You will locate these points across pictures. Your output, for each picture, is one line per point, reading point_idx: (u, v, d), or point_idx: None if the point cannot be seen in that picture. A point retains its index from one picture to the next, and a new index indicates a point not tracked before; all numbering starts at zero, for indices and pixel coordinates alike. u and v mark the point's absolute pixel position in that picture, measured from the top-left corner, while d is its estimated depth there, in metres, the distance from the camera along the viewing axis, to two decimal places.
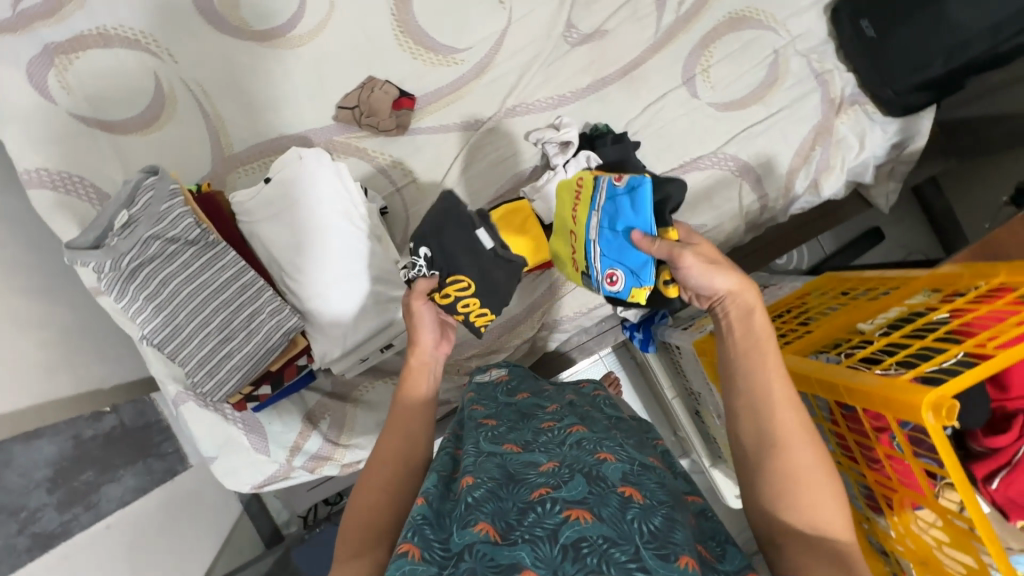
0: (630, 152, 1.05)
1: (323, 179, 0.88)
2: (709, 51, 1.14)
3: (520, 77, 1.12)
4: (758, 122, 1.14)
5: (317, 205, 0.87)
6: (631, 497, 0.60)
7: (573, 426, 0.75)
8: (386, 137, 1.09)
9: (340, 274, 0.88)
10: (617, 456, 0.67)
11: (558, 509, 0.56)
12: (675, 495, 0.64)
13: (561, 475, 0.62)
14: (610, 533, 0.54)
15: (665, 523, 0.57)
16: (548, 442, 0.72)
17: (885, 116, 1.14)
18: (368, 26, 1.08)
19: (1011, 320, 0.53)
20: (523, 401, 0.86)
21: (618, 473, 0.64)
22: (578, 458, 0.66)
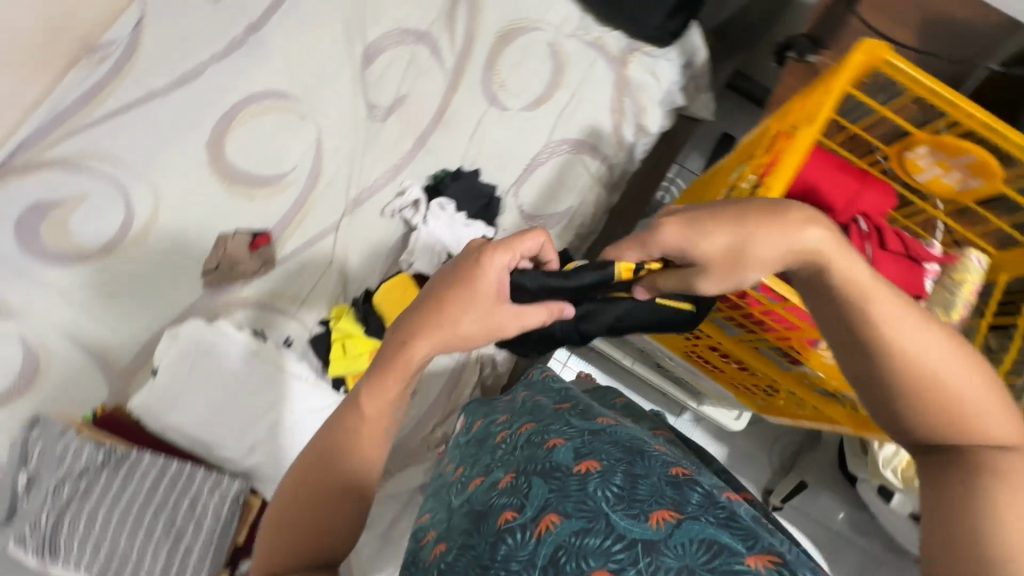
0: (473, 182, 1.15)
1: (205, 347, 0.88)
2: (496, 69, 1.25)
3: (351, 167, 1.18)
4: (567, 103, 1.25)
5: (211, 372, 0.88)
6: (590, 469, 0.73)
7: (523, 425, 0.89)
8: (257, 279, 1.12)
9: (262, 421, 0.88)
10: (565, 437, 0.81)
11: (527, 526, 0.66)
12: (632, 449, 0.78)
13: (520, 491, 0.72)
14: (579, 526, 0.64)
15: (628, 481, 0.71)
16: (505, 453, 0.84)
17: (662, 49, 1.27)
18: (199, 193, 1.14)
19: (792, 151, 0.64)
20: (477, 430, 0.98)
21: (569, 454, 0.76)
22: (532, 457, 0.78)
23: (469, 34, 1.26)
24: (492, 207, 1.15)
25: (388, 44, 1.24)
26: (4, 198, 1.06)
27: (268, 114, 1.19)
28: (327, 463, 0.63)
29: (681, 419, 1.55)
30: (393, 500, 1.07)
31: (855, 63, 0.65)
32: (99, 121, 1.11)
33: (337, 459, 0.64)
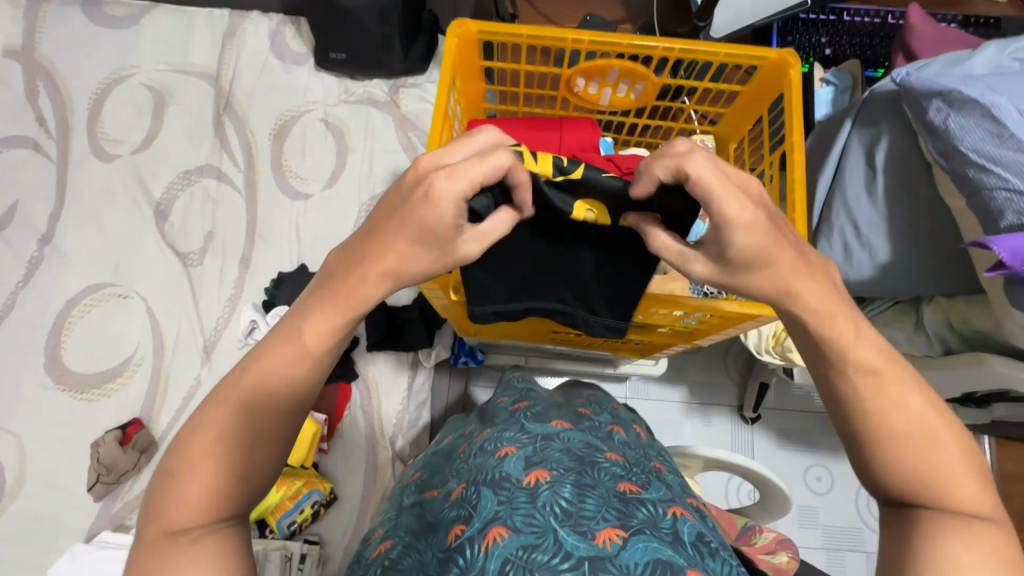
0: (301, 277, 1.15)
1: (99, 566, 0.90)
2: (285, 164, 1.27)
3: (190, 319, 1.18)
4: (363, 163, 1.27)
5: None
6: (540, 481, 0.60)
7: (483, 430, 0.76)
8: (145, 468, 1.10)
9: None
10: (519, 444, 0.67)
11: (475, 540, 0.56)
12: (585, 456, 0.65)
13: (470, 499, 0.61)
14: (529, 539, 0.54)
15: (576, 494, 0.59)
16: (461, 460, 0.72)
17: (422, 74, 1.31)
18: (56, 415, 1.12)
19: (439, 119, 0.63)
20: (443, 443, 0.86)
21: (519, 464, 0.63)
22: (481, 467, 0.65)
23: (246, 145, 1.28)
24: None
25: (176, 190, 1.25)
26: None
27: (89, 311, 1.17)
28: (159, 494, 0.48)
29: (630, 381, 1.53)
30: None
31: (460, 50, 0.66)
32: None
33: (178, 483, 0.48)
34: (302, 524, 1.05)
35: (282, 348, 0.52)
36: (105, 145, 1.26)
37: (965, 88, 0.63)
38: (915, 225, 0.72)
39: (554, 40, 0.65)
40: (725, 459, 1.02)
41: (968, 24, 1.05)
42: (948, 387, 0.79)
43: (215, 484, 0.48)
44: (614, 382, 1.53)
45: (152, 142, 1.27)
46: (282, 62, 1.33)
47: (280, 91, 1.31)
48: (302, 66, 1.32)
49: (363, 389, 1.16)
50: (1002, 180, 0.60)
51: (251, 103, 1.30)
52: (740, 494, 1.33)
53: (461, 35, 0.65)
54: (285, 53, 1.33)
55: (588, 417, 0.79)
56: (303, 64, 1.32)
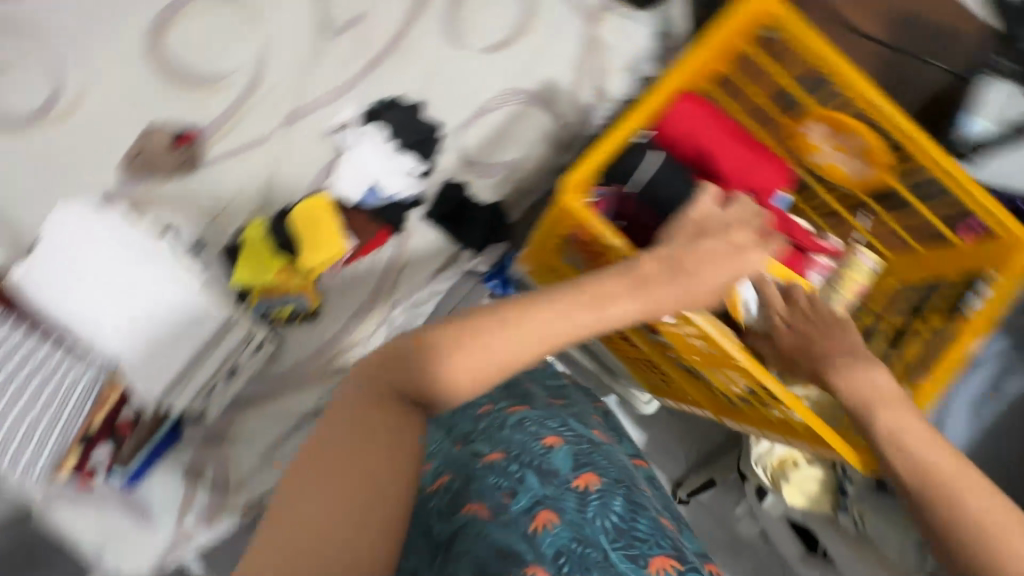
0: (412, 114, 1.11)
1: (106, 234, 0.92)
2: (463, 2, 1.16)
3: (296, 80, 1.13)
4: (532, 54, 1.18)
5: (108, 258, 0.92)
6: (587, 487, 0.68)
7: (512, 407, 0.78)
8: (177, 177, 1.09)
9: (157, 310, 0.93)
10: (561, 437, 0.74)
11: (523, 518, 0.64)
12: (625, 480, 0.71)
13: (509, 469, 0.69)
14: (576, 535, 0.62)
15: (627, 510, 0.66)
16: (489, 427, 0.76)
17: (640, 11, 1.20)
18: (125, 77, 1.06)
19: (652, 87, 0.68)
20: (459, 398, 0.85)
21: (567, 461, 0.70)
22: (525, 446, 0.72)
23: None
24: (429, 143, 1.11)
25: None
26: None
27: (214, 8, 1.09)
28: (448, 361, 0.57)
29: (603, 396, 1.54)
30: (281, 420, 1.08)
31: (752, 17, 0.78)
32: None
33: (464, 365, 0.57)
34: (277, 316, 1.06)
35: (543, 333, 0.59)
36: None
37: None
38: None
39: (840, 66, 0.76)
40: None
41: None
42: None
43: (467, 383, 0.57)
44: None
45: None
46: None
47: None
48: None
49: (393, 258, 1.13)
50: None
51: None
52: None
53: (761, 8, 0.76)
54: None
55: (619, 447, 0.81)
56: None
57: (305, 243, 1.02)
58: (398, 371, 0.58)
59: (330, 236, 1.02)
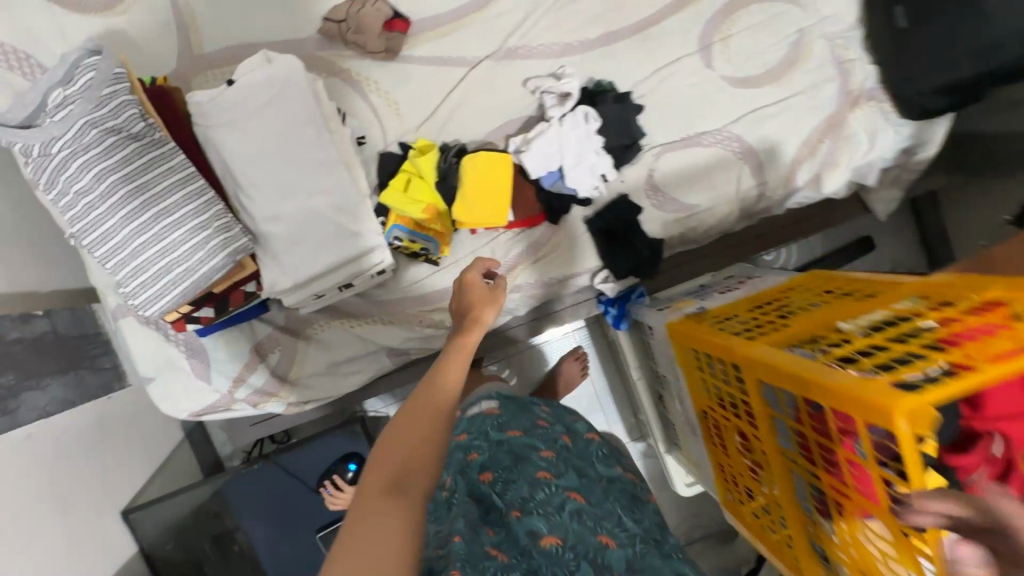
0: (630, 115, 0.98)
1: (294, 91, 0.79)
2: (731, 20, 1.06)
3: (528, 16, 1.02)
4: (768, 106, 1.07)
5: (284, 117, 0.78)
6: None
7: (567, 487, 0.72)
8: (371, 62, 1.00)
9: (301, 197, 0.79)
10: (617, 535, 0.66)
11: None
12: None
13: (562, 554, 0.62)
14: None
15: None
16: (543, 501, 0.68)
17: (900, 118, 1.07)
18: None
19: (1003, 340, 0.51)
20: (513, 438, 0.79)
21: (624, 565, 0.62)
22: (582, 540, 0.64)
23: None
24: (630, 153, 1.00)
25: None
26: None
27: None
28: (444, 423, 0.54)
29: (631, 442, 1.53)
30: (359, 343, 1.05)
31: None
32: None
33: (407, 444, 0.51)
34: (403, 247, 1.00)
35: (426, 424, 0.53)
36: None
37: None
38: None
39: None
40: None
41: None
42: None
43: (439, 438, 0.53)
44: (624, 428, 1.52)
45: None
46: None
47: None
48: None
49: (536, 245, 1.05)
50: None
51: None
52: None
53: None
54: None
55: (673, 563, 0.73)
56: None
57: (469, 190, 0.97)
58: (409, 472, 0.49)
59: (497, 195, 0.97)
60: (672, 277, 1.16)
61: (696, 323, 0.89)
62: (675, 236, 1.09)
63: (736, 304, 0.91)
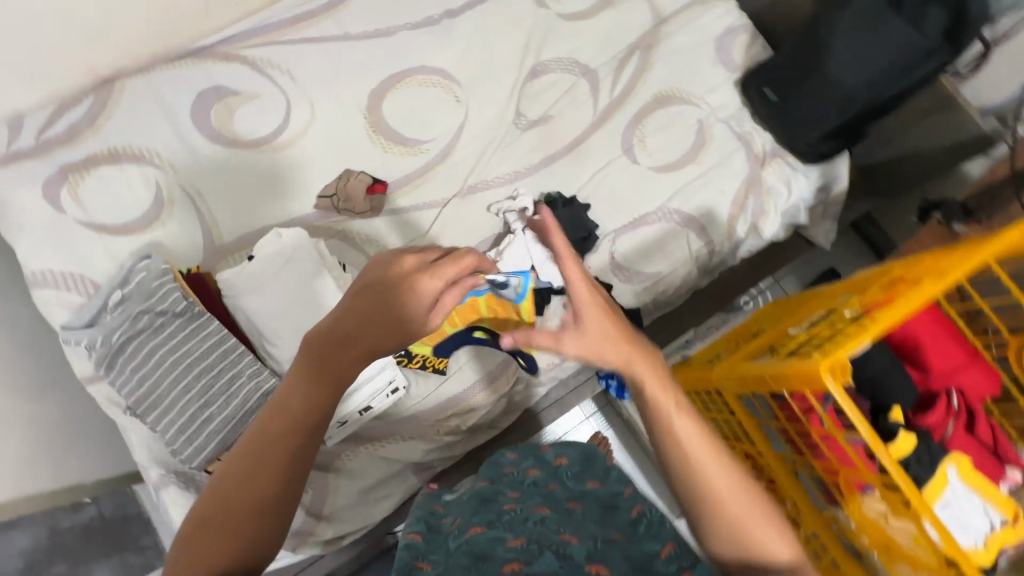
0: (580, 214, 1.19)
1: (304, 254, 0.96)
2: (642, 125, 1.30)
3: (480, 158, 1.27)
4: (693, 181, 1.27)
5: (299, 276, 0.95)
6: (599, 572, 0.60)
7: (538, 505, 0.76)
8: (362, 219, 1.22)
9: None
10: (580, 539, 0.67)
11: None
12: (642, 564, 0.66)
13: (529, 549, 0.63)
14: None
15: None
16: (513, 520, 0.72)
17: (804, 166, 1.28)
18: (343, 126, 1.24)
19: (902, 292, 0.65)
20: (484, 488, 0.85)
21: (582, 553, 0.63)
22: (545, 535, 0.67)
23: (631, 85, 1.33)
24: (588, 243, 1.19)
25: (557, 67, 1.33)
26: (199, 72, 1.21)
27: (432, 87, 1.28)
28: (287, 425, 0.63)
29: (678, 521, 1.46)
30: (384, 464, 1.11)
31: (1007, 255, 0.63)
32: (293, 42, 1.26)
33: (256, 447, 0.62)
34: (409, 363, 1.09)
35: (265, 433, 0.62)
36: None
37: None
38: None
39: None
40: None
41: None
42: None
43: (288, 449, 0.62)
44: None
45: (575, 19, 1.34)
46: (715, 54, 1.34)
47: (691, 71, 1.34)
48: (724, 70, 1.33)
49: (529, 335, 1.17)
50: None
51: (665, 59, 1.34)
52: None
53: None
54: (722, 50, 1.34)
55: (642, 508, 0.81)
56: (727, 70, 1.33)
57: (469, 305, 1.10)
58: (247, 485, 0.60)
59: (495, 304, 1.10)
60: (661, 339, 1.28)
61: (686, 365, 1.00)
62: (649, 301, 1.23)
63: (715, 345, 0.99)
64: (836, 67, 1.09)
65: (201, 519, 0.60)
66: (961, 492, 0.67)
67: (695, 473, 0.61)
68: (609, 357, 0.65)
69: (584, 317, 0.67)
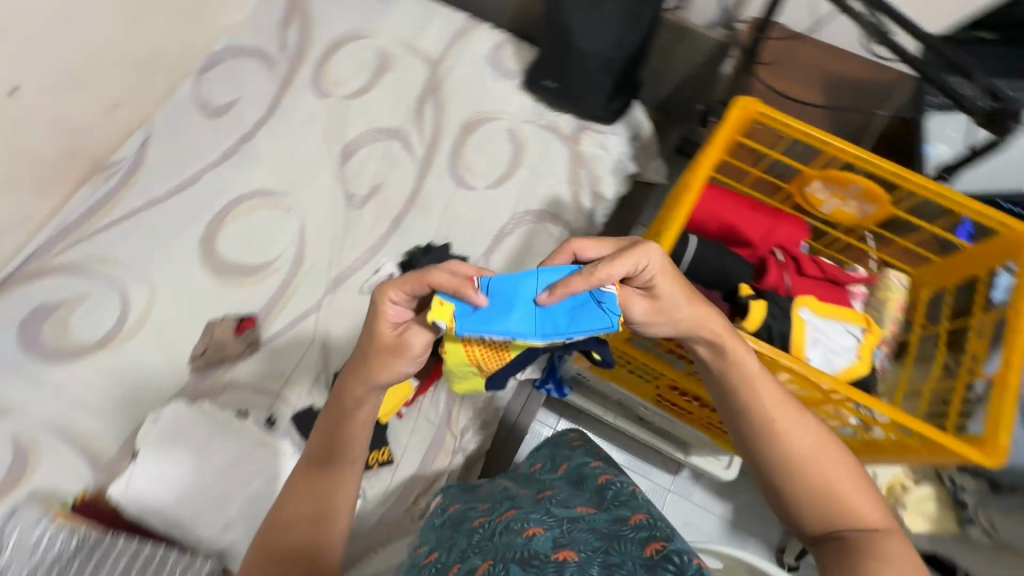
0: (442, 255, 1.24)
1: (186, 428, 1.01)
2: (462, 155, 1.39)
3: (333, 250, 1.28)
4: (528, 181, 1.37)
5: (192, 451, 0.99)
6: (567, 558, 0.71)
7: (506, 511, 0.85)
8: (243, 360, 1.18)
9: None
10: (545, 526, 0.78)
11: (548, 554, 0.71)
12: (610, 537, 0.77)
13: (497, 566, 0.71)
14: (591, 566, 0.69)
15: (604, 570, 0.68)
16: (483, 539, 0.80)
17: (610, 126, 1.41)
18: (187, 284, 1.22)
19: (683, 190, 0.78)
20: (455, 513, 0.92)
21: (547, 543, 0.74)
22: (510, 543, 0.75)
23: (437, 127, 1.42)
24: None
25: (365, 141, 1.39)
26: (14, 303, 1.14)
27: (260, 211, 1.30)
28: (339, 457, 0.79)
29: (679, 476, 1.48)
30: None
31: (734, 120, 0.76)
32: (102, 231, 1.23)
33: (309, 480, 0.78)
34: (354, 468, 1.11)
35: (317, 468, 0.78)
36: (325, 83, 1.44)
37: None
38: None
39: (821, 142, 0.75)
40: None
41: None
42: None
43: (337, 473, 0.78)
44: (665, 470, 1.48)
45: (362, 96, 1.44)
46: (493, 72, 1.47)
47: (480, 94, 1.45)
48: (507, 81, 1.46)
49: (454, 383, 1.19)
50: None
51: (454, 94, 1.45)
52: None
53: (741, 110, 0.75)
54: (497, 66, 1.47)
55: (608, 479, 0.92)
56: (509, 79, 1.46)
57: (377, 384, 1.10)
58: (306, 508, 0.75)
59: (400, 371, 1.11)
60: None
61: None
62: None
63: None
64: (583, 40, 1.23)
65: (268, 545, 0.73)
66: (821, 324, 0.79)
67: (759, 396, 0.72)
68: (679, 316, 0.72)
69: (659, 285, 0.70)
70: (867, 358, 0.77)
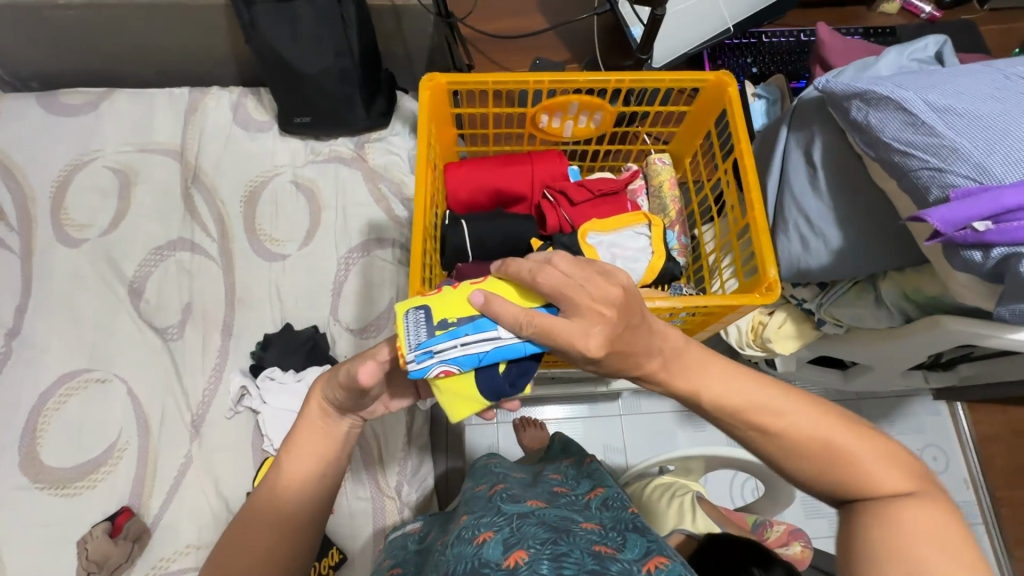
0: (287, 339, 1.17)
1: None
2: (259, 228, 1.28)
3: (174, 394, 1.15)
4: (336, 220, 1.29)
5: None
6: (518, 561, 0.60)
7: (460, 519, 0.76)
8: (137, 561, 1.04)
9: None
10: (496, 528, 0.69)
11: (499, 560, 0.61)
12: (560, 527, 0.68)
13: None
14: (548, 558, 0.60)
15: (555, 565, 0.59)
16: (440, 555, 0.70)
17: (386, 128, 1.36)
18: (32, 518, 1.05)
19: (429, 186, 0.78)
20: (422, 537, 0.83)
21: (497, 548, 0.64)
22: (460, 556, 0.65)
23: (218, 215, 1.29)
24: (317, 346, 1.17)
25: (149, 267, 1.24)
26: None
27: (72, 398, 1.13)
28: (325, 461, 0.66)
29: (622, 399, 1.53)
30: None
31: (433, 100, 0.75)
32: None
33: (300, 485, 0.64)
34: None
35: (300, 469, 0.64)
36: (71, 231, 1.26)
37: (877, 87, 0.66)
38: (858, 211, 0.75)
39: (515, 83, 0.75)
40: (717, 454, 1.02)
41: (869, 34, 1.08)
42: (912, 355, 0.81)
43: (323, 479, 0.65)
44: (608, 401, 1.53)
45: (120, 223, 1.27)
46: (246, 132, 1.35)
47: (245, 159, 1.34)
48: (265, 134, 1.35)
49: (367, 453, 1.14)
50: (923, 161, 0.62)
51: (218, 173, 1.32)
52: (745, 490, 1.28)
53: (432, 87, 0.74)
54: (247, 124, 1.35)
55: (564, 492, 0.84)
56: (266, 131, 1.35)
57: None
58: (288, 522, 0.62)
59: None
60: None
61: None
62: None
63: None
64: (303, 63, 1.15)
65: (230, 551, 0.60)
66: (611, 239, 0.79)
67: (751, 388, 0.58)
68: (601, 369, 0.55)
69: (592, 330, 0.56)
70: (661, 252, 0.78)
